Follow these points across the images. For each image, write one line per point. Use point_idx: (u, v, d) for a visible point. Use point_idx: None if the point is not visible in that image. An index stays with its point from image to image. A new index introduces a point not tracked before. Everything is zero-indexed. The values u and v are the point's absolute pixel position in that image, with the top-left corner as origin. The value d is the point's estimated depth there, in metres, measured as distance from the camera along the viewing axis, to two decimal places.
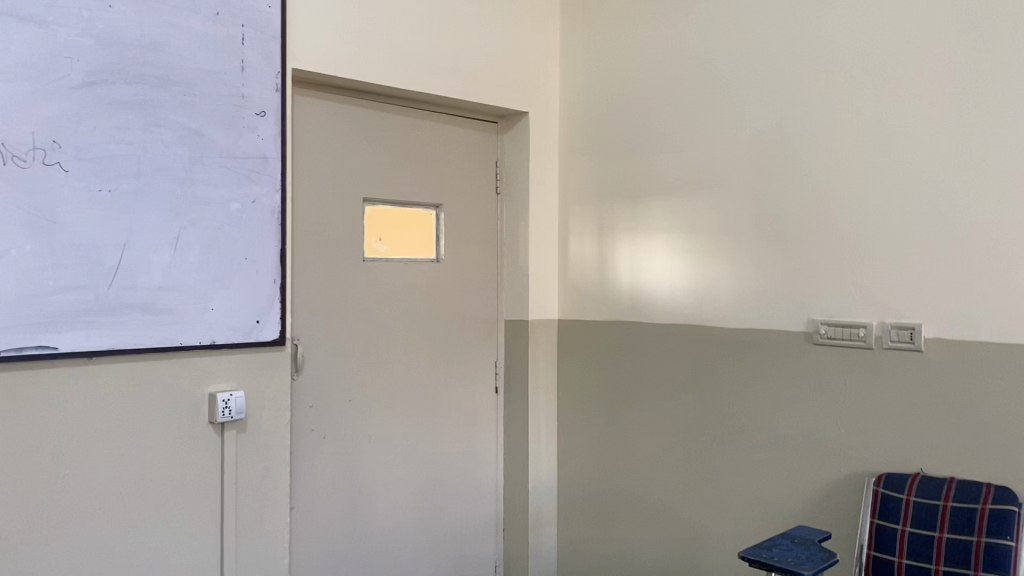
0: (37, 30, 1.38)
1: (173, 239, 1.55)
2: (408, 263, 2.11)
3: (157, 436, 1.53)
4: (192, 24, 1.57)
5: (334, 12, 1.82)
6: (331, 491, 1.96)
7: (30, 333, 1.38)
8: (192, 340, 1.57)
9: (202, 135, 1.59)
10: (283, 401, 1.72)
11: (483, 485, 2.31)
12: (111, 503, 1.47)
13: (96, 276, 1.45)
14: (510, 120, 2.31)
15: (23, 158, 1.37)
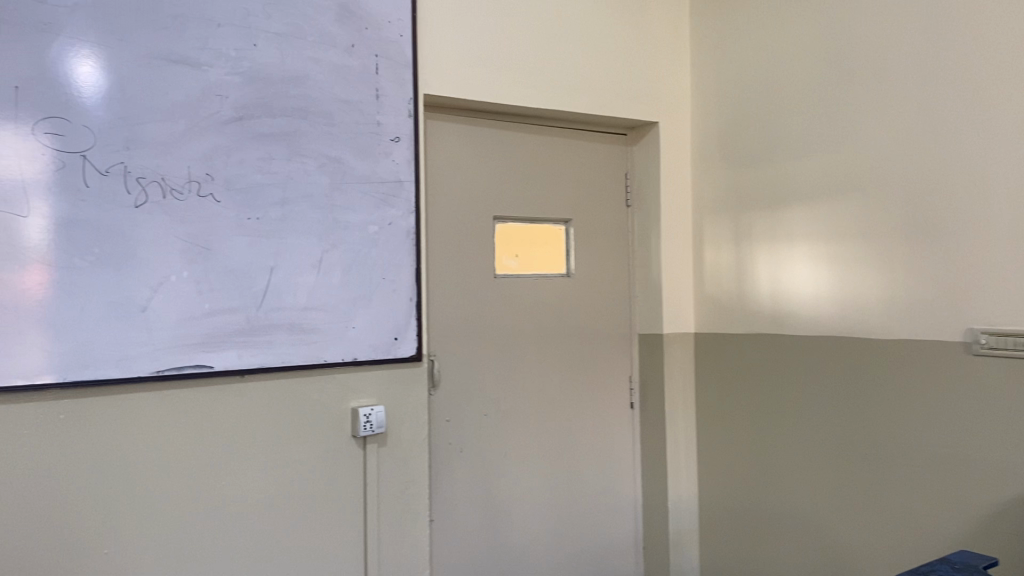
0: (191, 72, 1.49)
1: (316, 261, 1.63)
2: (540, 278, 2.13)
3: (304, 448, 1.61)
4: (330, 57, 1.66)
5: (464, 36, 1.88)
6: (470, 504, 2.00)
7: (188, 353, 1.48)
8: (336, 357, 1.65)
9: (341, 162, 1.67)
10: (421, 415, 1.77)
11: (622, 500, 2.29)
12: (263, 513, 1.56)
13: (247, 298, 1.55)
14: (640, 132, 2.30)
15: (180, 191, 1.48)
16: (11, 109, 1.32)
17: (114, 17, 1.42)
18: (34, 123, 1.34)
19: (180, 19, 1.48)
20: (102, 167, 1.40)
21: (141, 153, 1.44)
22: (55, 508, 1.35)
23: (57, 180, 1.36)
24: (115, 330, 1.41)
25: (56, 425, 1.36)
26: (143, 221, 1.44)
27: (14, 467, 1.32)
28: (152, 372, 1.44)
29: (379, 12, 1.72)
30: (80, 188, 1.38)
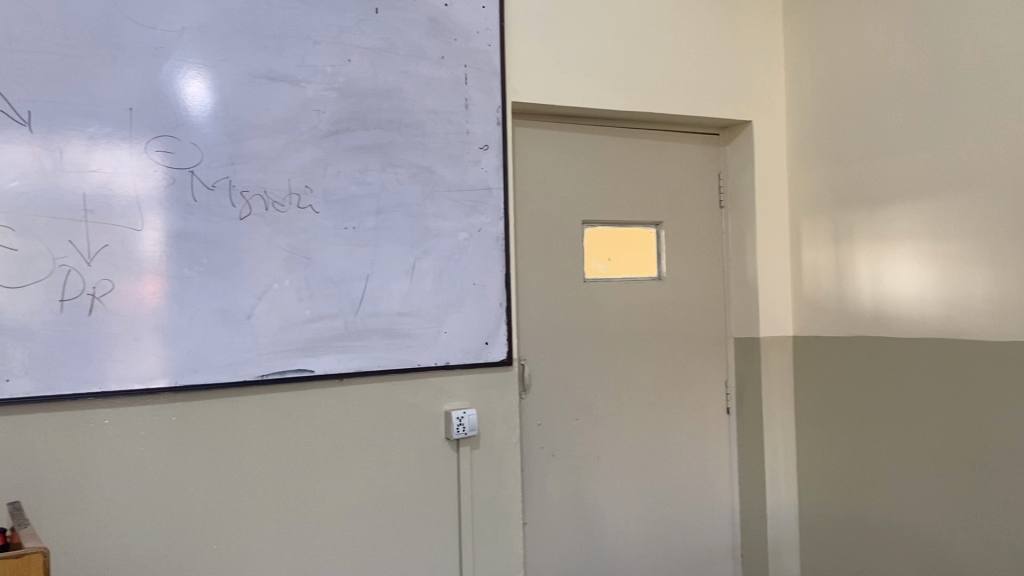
0: (290, 89, 1.56)
1: (409, 268, 1.67)
2: (631, 282, 2.12)
3: (399, 451, 1.66)
4: (421, 69, 1.70)
5: (552, 41, 1.89)
6: (563, 507, 2.01)
7: (290, 358, 1.55)
8: (429, 361, 1.69)
9: (432, 171, 1.71)
10: (513, 418, 1.79)
11: (718, 507, 2.25)
12: (361, 513, 1.61)
13: (344, 305, 1.60)
14: (733, 131, 2.26)
15: (282, 203, 1.55)
16: (127, 130, 1.41)
17: (219, 40, 1.49)
18: (147, 142, 1.43)
19: (279, 38, 1.55)
20: (209, 182, 1.48)
21: (244, 168, 1.51)
22: (169, 505, 1.43)
23: (168, 196, 1.44)
24: (222, 336, 1.48)
25: (169, 427, 1.44)
26: (248, 233, 1.51)
27: (130, 467, 1.41)
28: (256, 377, 1.51)
29: (467, 23, 1.76)
30: (190, 202, 1.46)
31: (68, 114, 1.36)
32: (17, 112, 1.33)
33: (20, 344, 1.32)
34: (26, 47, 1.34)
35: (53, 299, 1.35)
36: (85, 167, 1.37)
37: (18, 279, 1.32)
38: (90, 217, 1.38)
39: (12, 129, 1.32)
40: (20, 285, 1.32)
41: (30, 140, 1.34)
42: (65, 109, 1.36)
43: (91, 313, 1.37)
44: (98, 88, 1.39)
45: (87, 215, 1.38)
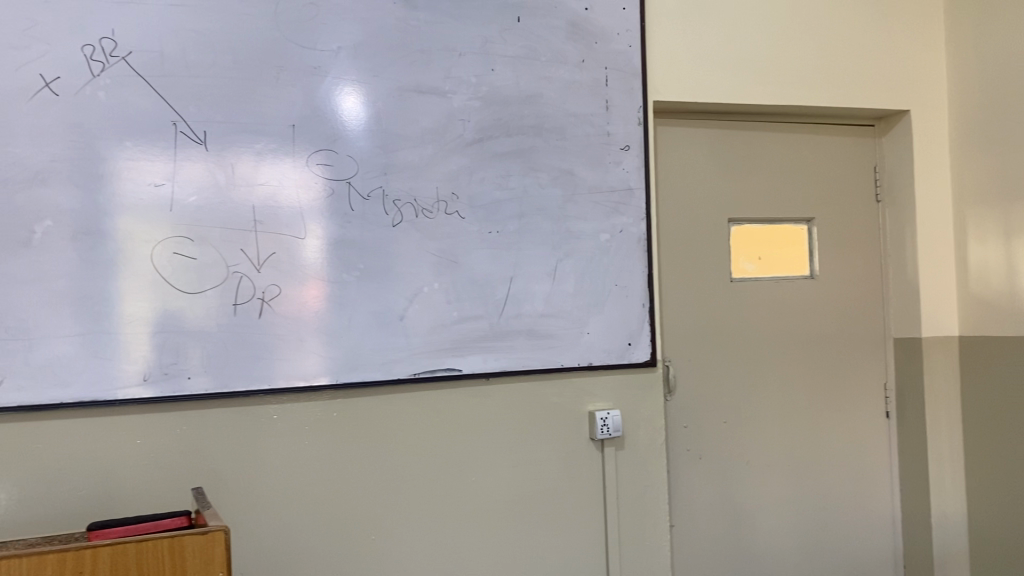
0: (436, 100, 1.62)
1: (551, 270, 1.70)
2: (780, 280, 2.06)
3: (545, 449, 1.69)
4: (562, 74, 1.73)
5: (693, 39, 1.87)
6: (711, 510, 1.98)
7: (439, 358, 1.61)
8: (572, 362, 1.71)
9: (574, 174, 1.73)
10: (657, 420, 1.78)
11: (878, 516, 2.15)
12: (509, 509, 1.66)
13: (490, 307, 1.65)
14: (890, 122, 2.15)
15: (431, 210, 1.61)
16: (290, 145, 1.52)
17: (371, 56, 1.58)
18: (308, 155, 1.53)
19: (426, 51, 1.62)
20: (365, 192, 1.56)
21: (396, 177, 1.59)
22: (330, 496, 1.52)
23: (328, 206, 1.54)
24: (377, 337, 1.56)
25: (331, 423, 1.53)
26: (399, 238, 1.59)
27: (296, 459, 1.50)
28: (408, 376, 1.58)
29: (607, 25, 1.77)
30: (347, 211, 1.55)
31: (239, 132, 1.48)
32: (195, 132, 1.46)
33: (199, 344, 1.45)
34: (203, 72, 1.46)
35: (227, 303, 1.47)
36: (254, 180, 1.49)
37: (197, 284, 1.45)
38: (259, 227, 1.49)
39: (191, 148, 1.45)
40: (199, 290, 1.45)
41: (206, 157, 1.46)
42: (236, 128, 1.48)
43: (261, 316, 1.49)
44: (264, 106, 1.50)
45: (257, 226, 1.49)
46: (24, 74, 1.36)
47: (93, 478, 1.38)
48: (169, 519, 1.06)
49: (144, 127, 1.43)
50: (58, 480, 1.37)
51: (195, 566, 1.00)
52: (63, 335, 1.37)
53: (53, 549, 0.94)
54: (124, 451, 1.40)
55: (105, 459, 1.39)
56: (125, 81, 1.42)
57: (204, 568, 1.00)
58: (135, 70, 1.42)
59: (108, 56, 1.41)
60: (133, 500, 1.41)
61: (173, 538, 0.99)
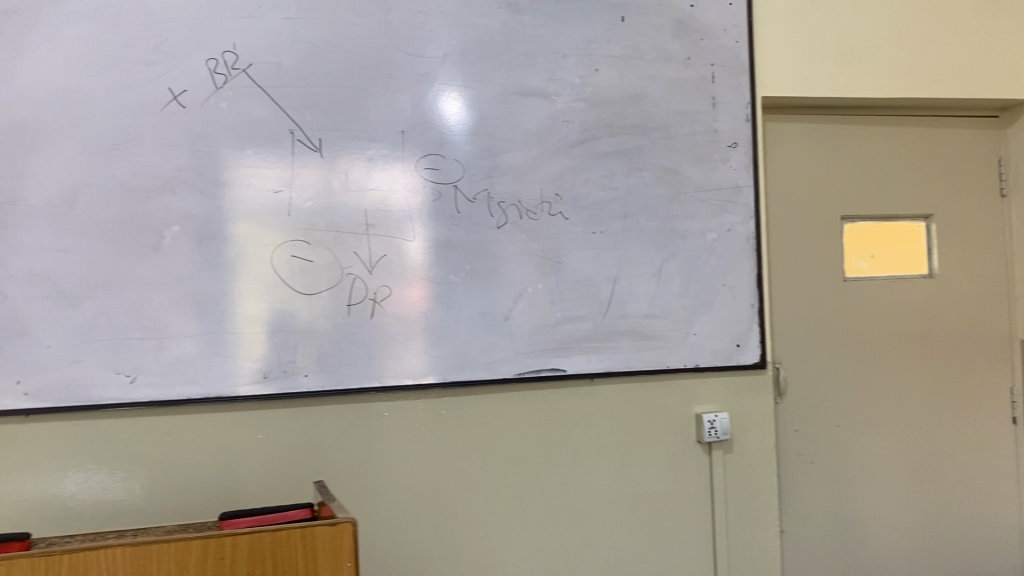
0: (541, 101, 1.64)
1: (657, 270, 1.69)
2: (896, 280, 1.98)
3: (651, 451, 1.68)
4: (667, 72, 1.71)
5: (804, 32, 1.82)
6: (823, 516, 1.92)
7: (544, 358, 1.62)
8: (678, 363, 1.69)
9: (679, 172, 1.71)
10: (767, 423, 1.74)
11: (1005, 528, 2.03)
12: (615, 510, 1.65)
13: (595, 307, 1.65)
14: (1017, 111, 2.02)
15: (535, 211, 1.63)
16: (399, 149, 1.56)
17: (477, 61, 1.60)
18: (417, 160, 1.56)
19: (532, 54, 1.63)
20: (471, 195, 1.59)
21: (501, 179, 1.61)
22: (440, 493, 1.56)
23: (436, 209, 1.57)
24: (483, 337, 1.58)
25: (439, 421, 1.56)
26: (505, 240, 1.60)
27: (406, 456, 1.54)
28: (514, 375, 1.60)
29: (713, 21, 1.74)
30: (454, 214, 1.58)
31: (351, 138, 1.53)
32: (311, 140, 1.52)
33: (315, 344, 1.50)
34: (317, 81, 1.52)
35: (341, 304, 1.52)
36: (365, 185, 1.54)
37: (312, 286, 1.50)
38: (370, 230, 1.54)
39: (307, 155, 1.51)
40: (314, 291, 1.50)
41: (321, 164, 1.52)
42: (348, 134, 1.53)
43: (373, 316, 1.53)
44: (375, 113, 1.55)
45: (368, 228, 1.53)
46: (155, 88, 1.45)
47: (217, 471, 1.45)
48: (295, 511, 1.10)
49: (263, 136, 1.49)
50: (186, 473, 1.44)
51: (326, 557, 1.03)
52: (189, 334, 1.45)
53: (197, 536, 0.98)
54: (245, 446, 1.47)
55: (228, 453, 1.46)
56: (246, 92, 1.48)
57: (334, 559, 1.03)
58: (255, 82, 1.49)
59: (230, 69, 1.48)
60: (254, 492, 1.47)
61: (305, 529, 1.02)
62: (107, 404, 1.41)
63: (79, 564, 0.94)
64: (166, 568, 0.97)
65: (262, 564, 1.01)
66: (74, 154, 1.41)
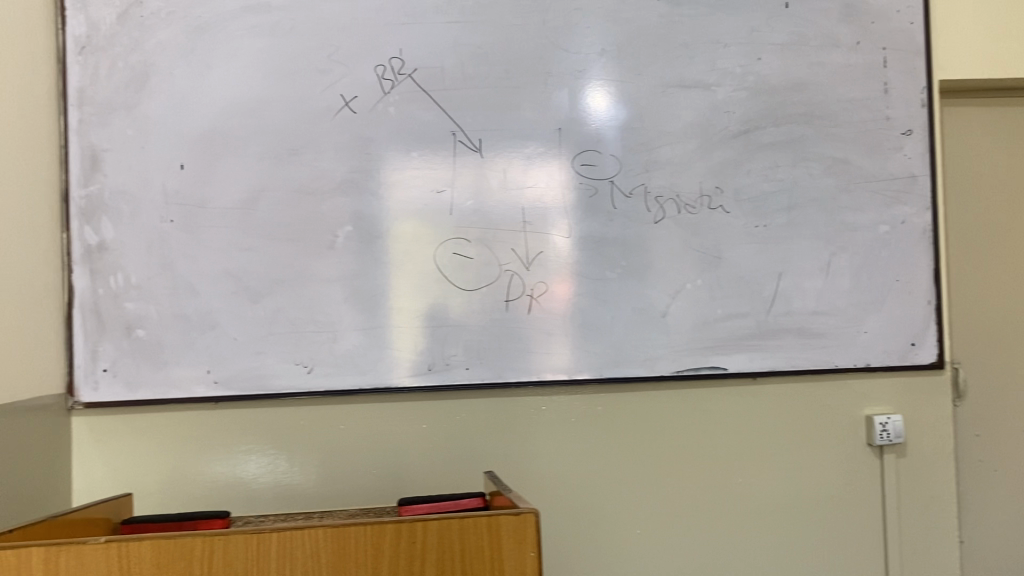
0: (701, 93, 1.61)
1: (824, 265, 1.62)
2: None
3: (815, 454, 1.61)
4: (836, 58, 1.64)
5: (989, 8, 1.69)
6: (1007, 528, 1.79)
7: (704, 355, 1.58)
8: (847, 362, 1.62)
9: (848, 162, 1.64)
10: (945, 427, 1.64)
11: None
12: (778, 513, 1.60)
13: (757, 304, 1.60)
14: None
15: (694, 205, 1.60)
16: (556, 147, 1.57)
17: (635, 55, 1.59)
18: (573, 157, 1.57)
19: (691, 46, 1.60)
20: (627, 190, 1.58)
21: (659, 174, 1.59)
22: (597, 490, 1.56)
23: (592, 204, 1.57)
24: (641, 333, 1.57)
25: (597, 417, 1.56)
26: (663, 235, 1.59)
27: (562, 452, 1.56)
28: (673, 372, 1.57)
29: (887, 2, 1.65)
30: (610, 210, 1.58)
31: (509, 138, 1.56)
32: (471, 140, 1.55)
33: (475, 339, 1.54)
34: (478, 83, 1.56)
35: (499, 299, 1.55)
36: (523, 183, 1.56)
37: (472, 282, 1.54)
38: (527, 228, 1.56)
39: (467, 155, 1.55)
40: (474, 287, 1.54)
41: (480, 163, 1.56)
42: (507, 133, 1.56)
43: (530, 312, 1.55)
44: (533, 112, 1.57)
45: (525, 226, 1.56)
46: (329, 95, 1.53)
47: (383, 460, 1.52)
48: (468, 499, 1.10)
49: (427, 138, 1.55)
50: (356, 460, 1.52)
51: (511, 546, 0.94)
52: (358, 328, 1.52)
53: (391, 519, 0.92)
54: (410, 436, 1.53)
55: (394, 443, 1.52)
56: (410, 97, 1.54)
57: (518, 550, 0.93)
58: (420, 86, 1.54)
59: (396, 74, 1.54)
60: (418, 482, 1.53)
61: (490, 517, 0.94)
62: (285, 392, 1.50)
63: (285, 544, 0.89)
64: (364, 552, 0.90)
65: (451, 561, 0.92)
66: (256, 159, 1.51)
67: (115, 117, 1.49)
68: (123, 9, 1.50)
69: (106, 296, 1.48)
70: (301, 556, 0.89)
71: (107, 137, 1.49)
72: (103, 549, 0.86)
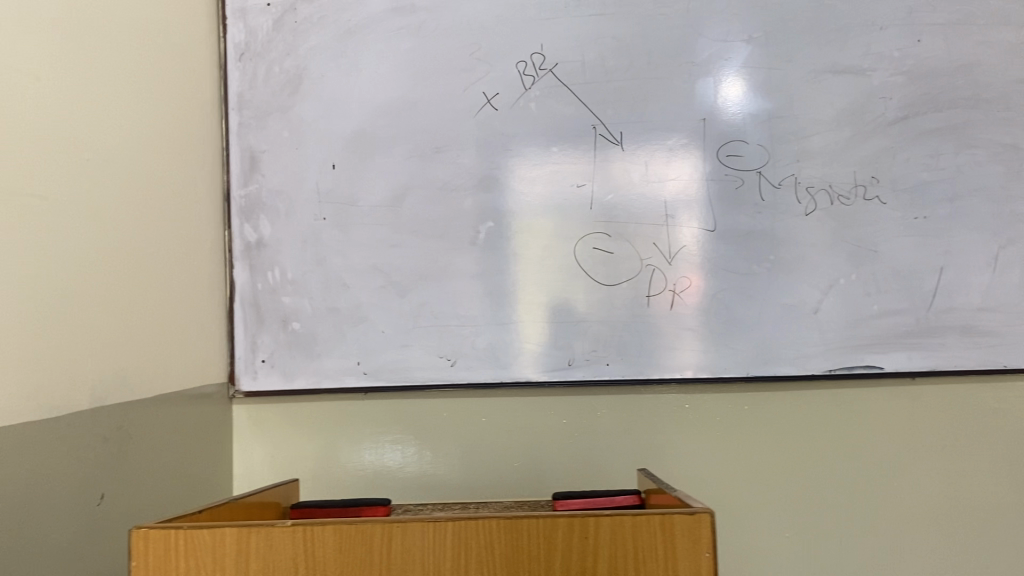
0: (855, 79, 1.53)
1: (992, 259, 1.52)
2: None
3: (980, 460, 1.51)
4: (1006, 36, 1.53)
5: None
6: None
7: (858, 353, 1.51)
8: (1018, 362, 1.51)
9: (1020, 148, 1.53)
10: None
11: None
12: (939, 522, 1.51)
13: (917, 300, 1.52)
14: None
15: (848, 195, 1.53)
16: (700, 138, 1.53)
17: (784, 41, 1.53)
18: (717, 149, 1.53)
19: (844, 30, 1.53)
20: (776, 181, 1.53)
21: (809, 164, 1.53)
22: (741, 491, 1.52)
23: (738, 197, 1.53)
24: (790, 330, 1.52)
25: (742, 415, 1.53)
26: (813, 228, 1.53)
27: (705, 450, 1.52)
28: (824, 371, 1.51)
29: None
30: (758, 202, 1.53)
31: (651, 130, 1.54)
32: (613, 134, 1.54)
33: (615, 334, 1.53)
34: (619, 76, 1.54)
35: (641, 295, 1.53)
36: (666, 176, 1.53)
37: (614, 277, 1.53)
38: (670, 221, 1.53)
39: (609, 149, 1.54)
40: (615, 282, 1.53)
41: (622, 157, 1.54)
42: (650, 126, 1.54)
43: (673, 308, 1.53)
44: (675, 103, 1.54)
45: (668, 219, 1.53)
46: (472, 93, 1.55)
47: (524, 453, 1.53)
48: (624, 496, 1.06)
49: (569, 132, 1.54)
50: (497, 453, 1.53)
51: (685, 546, 0.80)
52: (500, 323, 1.54)
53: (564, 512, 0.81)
54: (552, 431, 1.53)
55: (535, 436, 1.53)
56: (552, 92, 1.54)
57: (692, 550, 0.80)
58: (561, 81, 1.54)
59: (538, 70, 1.55)
60: (559, 476, 1.53)
61: (662, 516, 0.80)
62: (430, 385, 1.53)
63: (461, 536, 0.80)
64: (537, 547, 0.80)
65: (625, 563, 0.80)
66: (403, 158, 1.56)
67: (272, 119, 1.56)
68: (278, 16, 1.57)
69: (264, 291, 1.55)
70: (477, 544, 0.80)
71: (264, 139, 1.56)
72: (290, 532, 0.79)
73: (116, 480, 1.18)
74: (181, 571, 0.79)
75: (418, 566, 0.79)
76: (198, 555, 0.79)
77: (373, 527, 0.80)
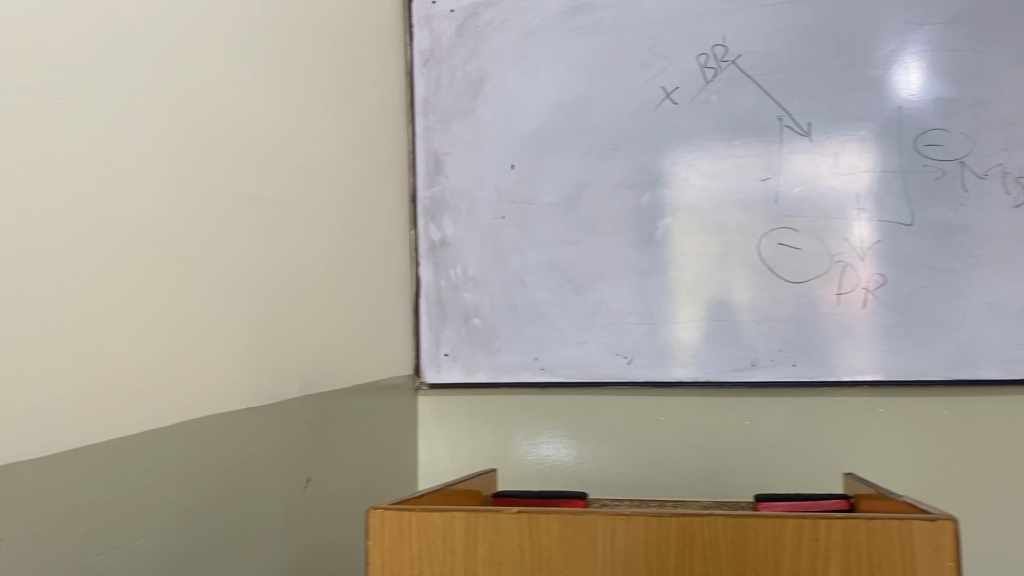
0: None
1: None
2: None
3: None
4: None
5: None
6: None
7: None
8: None
9: None
10: None
11: None
12: None
13: None
14: None
15: None
16: (895, 128, 1.46)
17: (990, 21, 1.43)
18: (915, 138, 1.45)
19: None
20: (981, 171, 1.43)
21: (1019, 152, 1.42)
22: (941, 501, 1.42)
23: (938, 188, 1.44)
24: (997, 330, 1.41)
25: (943, 420, 1.43)
26: None
27: (900, 456, 1.44)
28: None
29: None
30: (960, 194, 1.43)
31: (842, 121, 1.47)
32: (800, 125, 1.49)
33: (800, 333, 1.47)
34: (806, 65, 1.49)
35: (831, 292, 1.47)
36: (857, 169, 1.47)
37: (801, 274, 1.48)
38: (863, 215, 1.46)
39: (796, 140, 1.49)
40: (802, 280, 1.47)
41: (811, 149, 1.48)
42: (840, 116, 1.47)
43: (865, 306, 1.46)
44: (867, 92, 1.47)
45: (860, 213, 1.46)
46: (651, 88, 1.54)
47: (705, 453, 1.51)
48: (832, 500, 1.03)
49: (752, 125, 1.50)
50: (677, 451, 1.51)
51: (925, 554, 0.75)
52: (679, 320, 1.52)
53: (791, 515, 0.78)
54: (734, 430, 1.50)
55: (716, 436, 1.51)
56: (734, 84, 1.51)
57: (933, 558, 0.74)
58: (744, 72, 1.51)
59: (720, 62, 1.52)
60: (742, 478, 1.49)
61: (899, 520, 0.75)
62: (608, 381, 1.54)
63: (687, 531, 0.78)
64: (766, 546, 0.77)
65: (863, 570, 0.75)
66: (582, 156, 1.57)
67: (456, 122, 1.62)
68: (461, 22, 1.63)
69: (448, 287, 1.61)
70: (700, 542, 0.78)
71: (449, 141, 1.62)
72: (516, 519, 0.81)
73: (320, 464, 1.27)
74: (413, 552, 0.83)
75: (641, 561, 0.79)
76: (429, 536, 0.83)
77: (597, 518, 0.80)
